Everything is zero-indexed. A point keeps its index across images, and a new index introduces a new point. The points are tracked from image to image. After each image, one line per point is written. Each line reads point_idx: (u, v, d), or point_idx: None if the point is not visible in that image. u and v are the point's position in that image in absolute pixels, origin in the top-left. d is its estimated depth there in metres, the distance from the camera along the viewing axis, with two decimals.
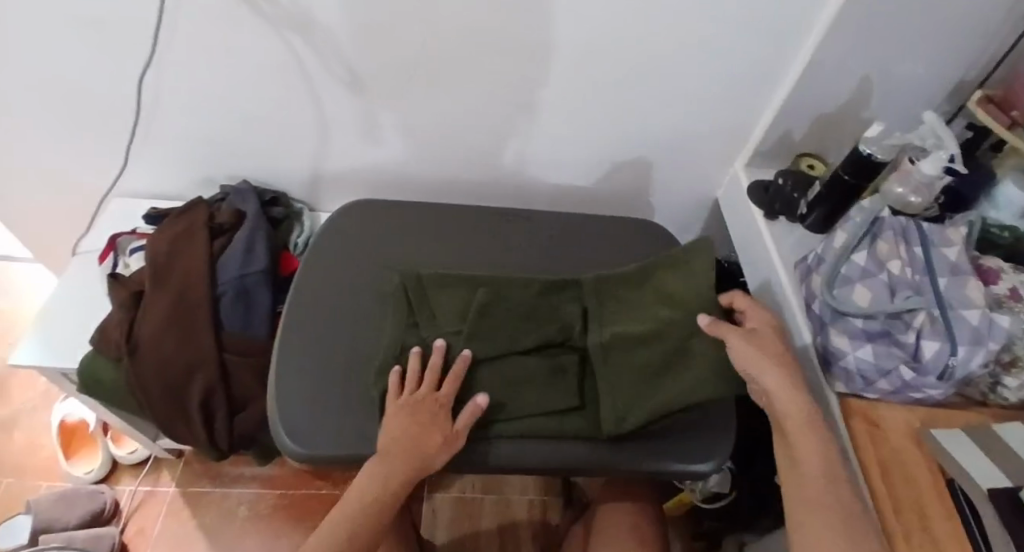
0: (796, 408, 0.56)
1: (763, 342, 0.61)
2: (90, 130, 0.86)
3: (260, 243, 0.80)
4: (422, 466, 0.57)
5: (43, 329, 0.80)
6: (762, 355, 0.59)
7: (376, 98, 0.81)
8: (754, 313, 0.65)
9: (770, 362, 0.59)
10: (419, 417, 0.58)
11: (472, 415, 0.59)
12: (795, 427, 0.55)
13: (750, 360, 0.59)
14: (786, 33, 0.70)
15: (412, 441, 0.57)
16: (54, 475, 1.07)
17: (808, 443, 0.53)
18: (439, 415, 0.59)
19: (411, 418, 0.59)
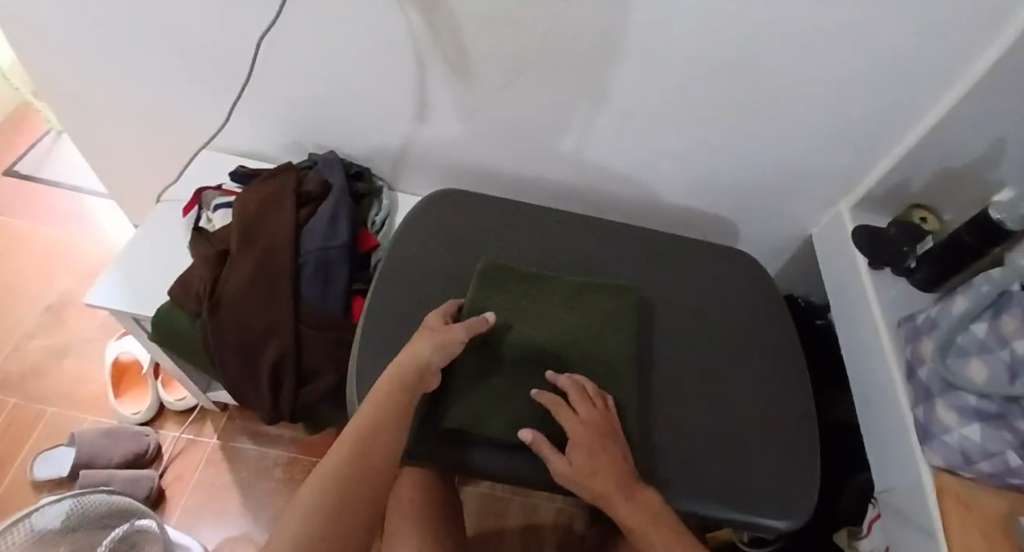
0: (632, 511, 0.52)
1: (595, 460, 0.54)
2: (193, 81, 0.86)
3: (344, 216, 0.79)
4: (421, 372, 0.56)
5: (126, 271, 0.81)
6: (591, 477, 0.54)
7: (483, 87, 0.78)
8: (582, 400, 0.58)
9: (591, 488, 0.54)
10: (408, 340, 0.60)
11: (473, 328, 0.60)
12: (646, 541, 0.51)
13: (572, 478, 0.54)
14: (930, 79, 0.66)
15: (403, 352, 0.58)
16: (101, 410, 1.09)
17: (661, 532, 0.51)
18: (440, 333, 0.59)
19: (415, 337, 0.60)
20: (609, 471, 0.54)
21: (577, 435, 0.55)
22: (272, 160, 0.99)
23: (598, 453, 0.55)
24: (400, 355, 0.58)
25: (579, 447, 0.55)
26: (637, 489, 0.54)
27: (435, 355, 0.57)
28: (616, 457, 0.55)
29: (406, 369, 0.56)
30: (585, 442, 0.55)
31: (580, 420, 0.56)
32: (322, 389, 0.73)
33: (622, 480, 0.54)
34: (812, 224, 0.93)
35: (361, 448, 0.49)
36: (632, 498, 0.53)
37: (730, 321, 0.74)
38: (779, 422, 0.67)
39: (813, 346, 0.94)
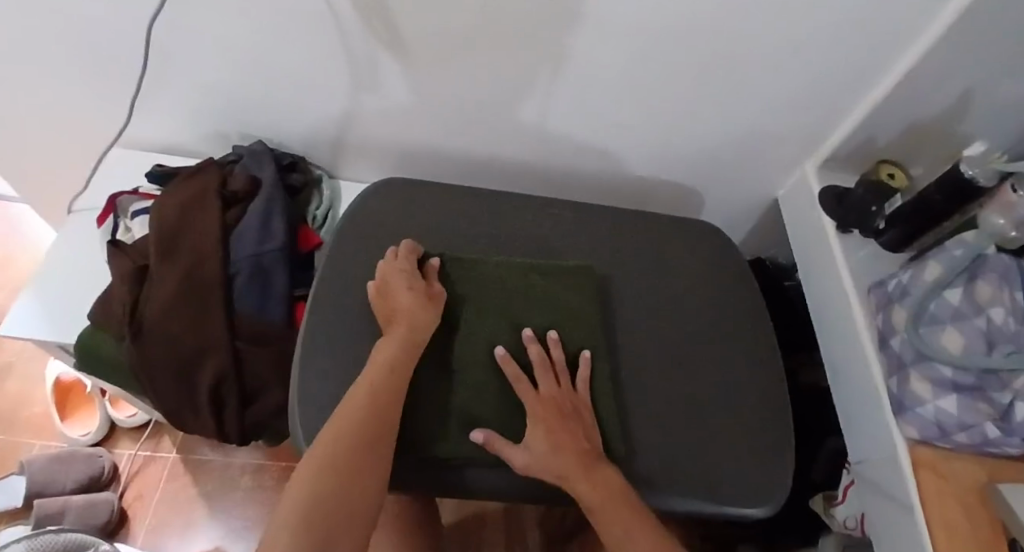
0: (597, 492, 0.51)
1: (556, 444, 0.53)
2: (90, 76, 0.76)
3: (277, 216, 0.72)
4: (414, 329, 0.55)
5: (39, 295, 0.74)
6: (549, 459, 0.52)
7: (418, 64, 0.71)
8: (544, 369, 0.57)
9: (548, 472, 0.52)
10: (381, 288, 0.59)
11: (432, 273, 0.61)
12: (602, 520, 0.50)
13: (533, 467, 0.52)
14: (898, 29, 0.61)
15: (385, 310, 0.57)
16: (48, 435, 1.02)
17: (621, 513, 0.50)
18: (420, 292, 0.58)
19: (393, 281, 0.58)
20: (568, 461, 0.52)
21: (536, 413, 0.54)
22: (198, 155, 0.91)
23: (556, 427, 0.54)
24: (394, 303, 0.57)
25: (539, 421, 0.54)
26: (598, 465, 0.53)
27: (427, 311, 0.57)
28: (579, 435, 0.54)
29: (405, 326, 0.55)
30: (544, 417, 0.54)
31: (540, 395, 0.56)
32: (273, 405, 0.69)
33: (583, 457, 0.52)
34: (776, 186, 0.89)
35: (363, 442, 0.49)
36: (592, 476, 0.51)
37: (698, 298, 0.71)
38: (751, 400, 0.65)
39: (782, 309, 0.92)
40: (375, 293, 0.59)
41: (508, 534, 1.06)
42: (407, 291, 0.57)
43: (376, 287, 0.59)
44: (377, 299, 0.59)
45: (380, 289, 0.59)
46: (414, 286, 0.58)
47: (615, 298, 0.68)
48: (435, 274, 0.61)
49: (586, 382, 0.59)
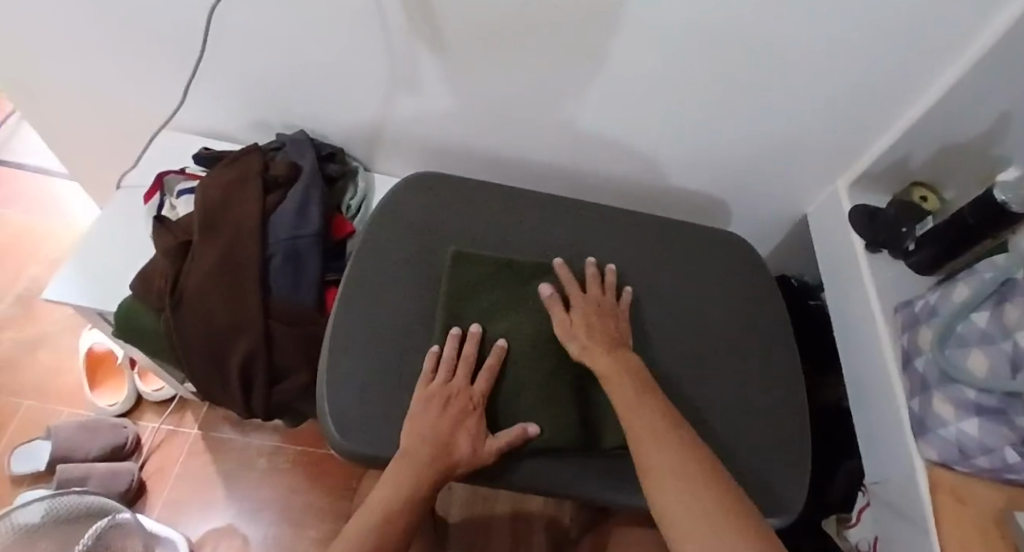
0: (628, 382, 0.56)
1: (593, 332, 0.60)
2: (147, 59, 0.80)
3: (314, 203, 0.75)
4: (449, 451, 0.53)
5: (86, 264, 0.77)
6: (590, 337, 0.60)
7: (459, 65, 0.73)
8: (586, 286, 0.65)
9: (575, 348, 0.60)
10: (451, 411, 0.55)
11: (490, 371, 0.59)
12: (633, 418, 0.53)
13: (565, 337, 0.61)
14: (936, 50, 0.62)
15: (448, 437, 0.54)
16: (78, 403, 1.06)
17: (653, 407, 0.53)
18: (470, 409, 0.56)
19: (437, 391, 0.56)
20: (597, 342, 0.59)
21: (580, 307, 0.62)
22: (242, 141, 0.94)
23: (592, 320, 0.61)
24: (433, 417, 0.54)
25: (580, 308, 0.62)
26: (622, 353, 0.59)
27: (470, 433, 0.55)
28: (611, 332, 0.61)
29: (440, 442, 0.53)
30: (583, 310, 0.62)
31: (581, 299, 0.63)
32: (299, 384, 0.71)
33: (618, 346, 0.60)
34: (805, 203, 0.89)
35: (411, 510, 0.50)
36: (613, 358, 0.58)
37: (722, 308, 0.71)
38: (769, 412, 0.66)
39: (804, 327, 0.92)
40: (441, 411, 0.55)
41: (515, 536, 1.06)
42: (482, 439, 0.55)
43: (443, 408, 0.55)
44: (443, 420, 0.54)
45: (449, 413, 0.55)
46: (484, 425, 0.56)
47: (639, 302, 0.69)
48: (496, 360, 0.59)
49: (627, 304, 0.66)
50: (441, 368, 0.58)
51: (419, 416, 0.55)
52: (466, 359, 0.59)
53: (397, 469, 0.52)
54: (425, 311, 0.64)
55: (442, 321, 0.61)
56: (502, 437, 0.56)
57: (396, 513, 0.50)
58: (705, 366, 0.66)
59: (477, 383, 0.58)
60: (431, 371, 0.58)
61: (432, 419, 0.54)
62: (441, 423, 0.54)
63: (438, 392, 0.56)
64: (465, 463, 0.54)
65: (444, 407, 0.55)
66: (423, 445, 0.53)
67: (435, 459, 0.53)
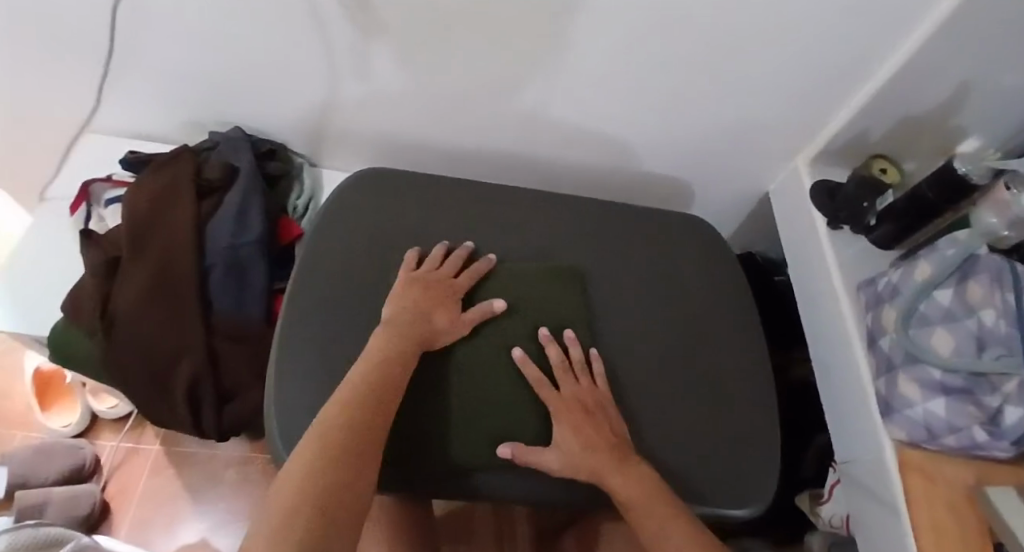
0: (637, 489, 0.51)
1: (587, 441, 0.54)
2: (57, 59, 0.73)
3: (255, 207, 0.70)
4: (429, 339, 0.55)
5: (10, 287, 0.71)
6: (586, 452, 0.53)
7: (399, 52, 0.68)
8: (564, 374, 0.58)
9: (581, 472, 0.53)
10: (433, 291, 0.58)
11: (480, 268, 0.63)
12: (644, 521, 0.50)
13: (566, 468, 0.53)
14: (896, 20, 0.59)
15: (427, 312, 0.57)
16: (28, 426, 1.00)
17: (666, 513, 0.50)
18: (451, 298, 0.59)
19: (412, 278, 0.59)
20: (598, 456, 0.53)
21: (560, 412, 0.55)
22: (176, 142, 0.88)
23: (584, 427, 0.55)
24: (409, 298, 0.57)
25: (567, 421, 0.55)
26: (629, 460, 0.53)
27: (445, 318, 0.57)
28: (608, 435, 0.55)
29: (410, 319, 0.55)
30: (569, 416, 0.55)
31: (563, 396, 0.57)
32: (253, 402, 0.67)
33: (617, 453, 0.53)
34: (769, 179, 0.87)
35: (382, 388, 0.49)
36: (625, 471, 0.52)
37: (686, 295, 0.69)
38: (737, 399, 0.64)
39: (771, 304, 0.91)
40: (421, 291, 0.58)
41: (496, 530, 1.04)
42: (458, 315, 0.58)
43: (426, 287, 0.59)
44: (425, 295, 0.58)
45: (430, 293, 0.58)
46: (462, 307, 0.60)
47: (600, 296, 0.67)
48: (462, 255, 0.63)
49: (604, 377, 0.60)
50: (424, 264, 0.62)
51: (401, 293, 0.58)
52: (442, 256, 0.63)
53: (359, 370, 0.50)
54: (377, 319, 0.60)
55: None
56: (474, 312, 0.59)
57: (373, 393, 0.48)
58: (672, 355, 0.65)
59: (460, 279, 0.61)
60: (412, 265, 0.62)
61: (414, 295, 0.57)
62: (423, 300, 0.57)
63: (420, 276, 0.60)
64: (443, 335, 0.56)
65: (424, 291, 0.58)
66: (405, 315, 0.56)
67: (406, 338, 0.54)
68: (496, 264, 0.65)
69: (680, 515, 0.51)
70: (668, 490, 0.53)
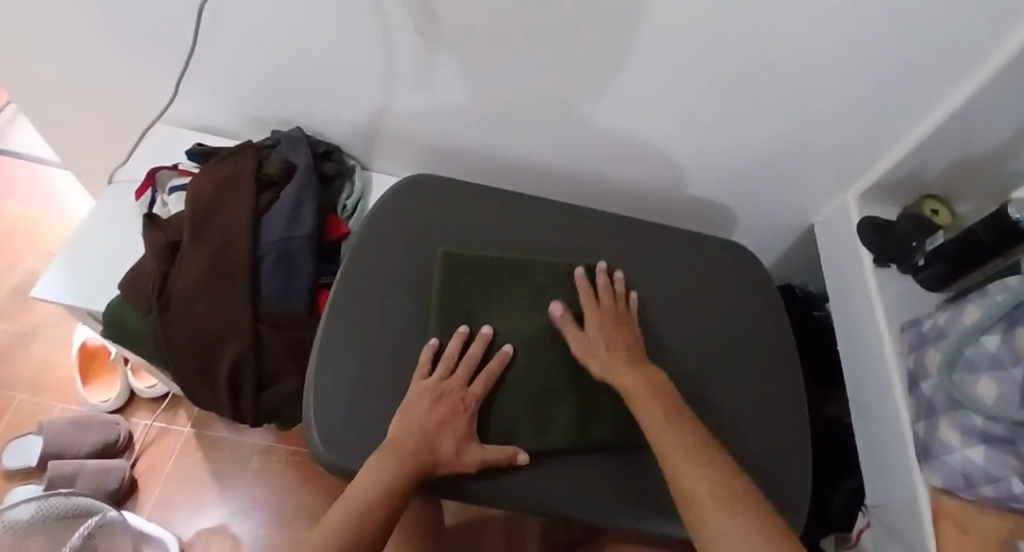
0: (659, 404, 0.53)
1: (611, 338, 0.60)
2: (139, 51, 0.78)
3: (308, 203, 0.73)
4: (431, 463, 0.52)
5: (73, 262, 0.76)
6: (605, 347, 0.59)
7: (456, 63, 0.71)
8: (605, 295, 0.64)
9: (596, 354, 0.58)
10: (443, 408, 0.54)
11: (500, 363, 0.58)
12: (662, 442, 0.50)
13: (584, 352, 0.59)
14: (953, 58, 0.59)
15: (433, 435, 0.52)
16: (70, 398, 1.05)
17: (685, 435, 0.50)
18: (464, 414, 0.55)
19: (424, 387, 0.55)
20: (619, 349, 0.58)
21: (596, 318, 0.61)
22: (237, 137, 0.92)
23: (611, 325, 0.61)
24: (415, 416, 0.53)
25: (597, 360, 0.58)
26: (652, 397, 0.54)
27: (450, 444, 0.53)
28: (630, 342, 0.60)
29: (413, 445, 0.51)
30: (599, 316, 0.61)
31: (601, 309, 0.62)
32: (287, 391, 0.69)
33: (638, 366, 0.57)
34: (813, 213, 0.87)
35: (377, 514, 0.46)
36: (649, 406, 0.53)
37: (723, 319, 0.69)
38: (768, 429, 0.64)
39: (806, 339, 0.90)
40: (432, 406, 0.54)
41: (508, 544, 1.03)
42: (467, 443, 0.54)
43: (434, 403, 0.54)
44: (432, 414, 0.53)
45: (440, 409, 0.54)
46: (472, 429, 0.55)
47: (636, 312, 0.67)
48: (503, 363, 0.58)
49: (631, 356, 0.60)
50: (440, 364, 0.57)
51: (411, 407, 0.54)
52: (467, 355, 0.58)
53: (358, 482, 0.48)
54: (417, 319, 0.62)
55: (437, 331, 0.60)
56: (491, 450, 0.54)
57: (365, 512, 0.46)
58: (707, 383, 0.65)
59: (475, 385, 0.57)
60: (428, 365, 0.58)
61: (423, 413, 0.53)
62: (427, 419, 0.53)
63: (432, 388, 0.55)
64: (447, 464, 0.53)
65: (432, 406, 0.54)
66: (407, 438, 0.52)
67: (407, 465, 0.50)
68: (537, 272, 0.65)
69: (699, 438, 0.50)
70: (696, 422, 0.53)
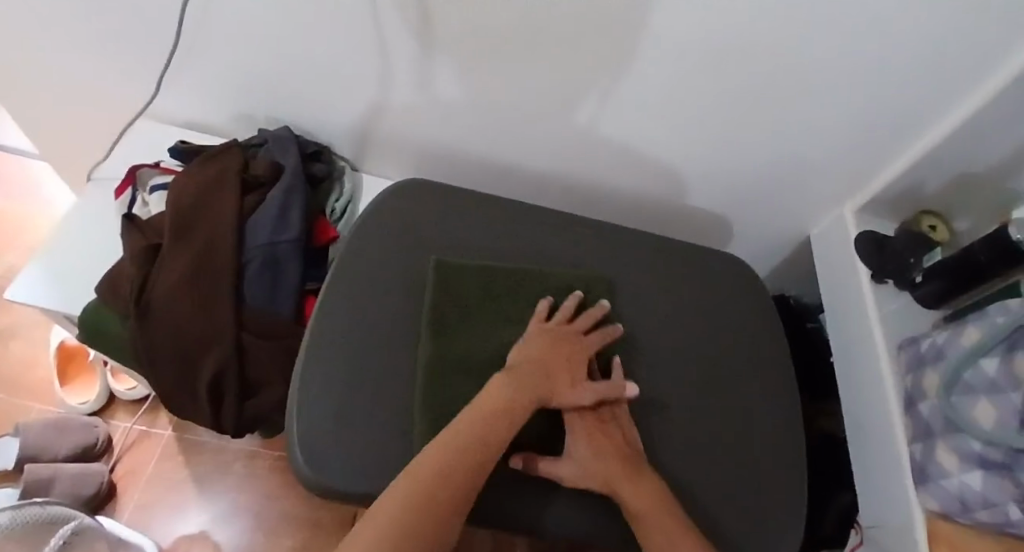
0: (638, 493, 0.50)
1: (572, 368, 0.56)
2: (122, 44, 0.75)
3: (296, 206, 0.71)
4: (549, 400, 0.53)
5: (49, 263, 0.73)
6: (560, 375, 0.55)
7: (452, 66, 0.69)
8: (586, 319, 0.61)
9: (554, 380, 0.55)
10: (561, 349, 0.57)
11: (597, 316, 0.61)
12: (645, 531, 0.49)
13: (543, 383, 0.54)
14: (959, 75, 0.58)
15: (551, 372, 0.55)
16: (47, 399, 1.02)
17: (672, 524, 0.49)
18: (578, 358, 0.57)
19: (539, 333, 0.58)
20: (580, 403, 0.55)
21: (560, 345, 0.57)
22: (224, 135, 0.90)
23: (569, 353, 0.57)
24: (532, 354, 0.56)
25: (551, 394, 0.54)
26: (638, 469, 0.52)
27: (565, 384, 0.55)
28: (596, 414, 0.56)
29: (531, 380, 0.53)
30: (560, 346, 0.57)
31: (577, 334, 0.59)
32: (273, 399, 0.67)
33: (611, 441, 0.54)
34: (810, 224, 0.86)
35: (483, 449, 0.47)
36: (635, 482, 0.51)
37: (719, 332, 0.68)
38: (763, 447, 0.63)
39: (800, 351, 0.89)
40: (551, 348, 0.56)
41: None
42: (581, 382, 0.56)
43: (553, 343, 0.57)
44: (553, 353, 0.56)
45: (559, 351, 0.56)
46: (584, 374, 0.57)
47: (632, 325, 0.66)
48: (601, 314, 0.61)
49: (620, 385, 0.59)
50: (555, 315, 0.60)
51: (531, 346, 0.57)
52: (572, 312, 0.61)
53: (427, 453, 0.46)
54: (407, 330, 0.60)
55: (427, 343, 0.58)
56: (603, 385, 0.55)
57: (434, 480, 0.43)
58: (703, 399, 0.63)
59: (590, 336, 0.59)
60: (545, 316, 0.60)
61: (541, 349, 0.56)
62: (549, 357, 0.55)
63: (552, 332, 0.58)
64: (561, 399, 0.54)
65: (551, 347, 0.56)
66: (530, 370, 0.54)
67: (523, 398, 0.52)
68: (531, 282, 0.64)
69: (683, 523, 0.49)
70: (673, 498, 0.52)
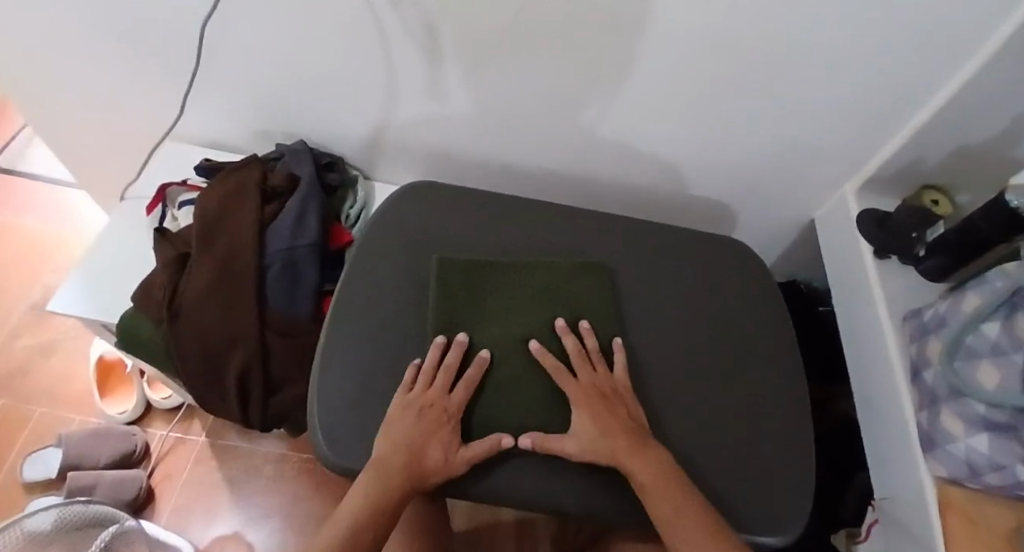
0: (648, 473, 0.53)
1: (445, 440, 0.55)
2: (148, 71, 0.81)
3: (312, 212, 0.75)
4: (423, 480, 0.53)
5: (87, 276, 0.78)
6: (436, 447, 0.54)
7: (453, 72, 0.72)
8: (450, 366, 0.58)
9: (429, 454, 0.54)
10: (426, 421, 0.55)
11: (476, 371, 0.58)
12: (655, 508, 0.51)
13: (430, 458, 0.54)
14: (946, 48, 0.60)
15: (417, 448, 0.53)
16: (88, 410, 1.07)
17: (680, 499, 0.51)
18: (449, 426, 0.56)
19: (399, 407, 0.56)
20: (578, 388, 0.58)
21: (427, 415, 0.55)
22: (244, 151, 0.95)
23: (441, 420, 0.55)
24: (396, 434, 0.54)
25: (435, 474, 0.54)
26: (646, 446, 0.55)
27: (438, 455, 0.54)
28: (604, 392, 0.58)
29: (398, 464, 0.53)
30: (438, 421, 0.55)
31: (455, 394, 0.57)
32: (296, 395, 0.71)
33: (619, 419, 0.56)
34: (814, 208, 0.87)
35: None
36: (642, 455, 0.54)
37: (723, 314, 0.70)
38: (770, 424, 0.64)
39: (811, 335, 0.90)
40: (415, 420, 0.55)
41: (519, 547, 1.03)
42: (455, 445, 0.55)
43: (416, 416, 0.55)
44: (416, 428, 0.54)
45: (424, 422, 0.55)
46: (456, 434, 0.56)
47: (636, 310, 0.68)
48: (458, 352, 0.59)
49: (623, 367, 0.61)
50: (420, 376, 0.58)
51: (394, 425, 0.55)
52: (433, 369, 0.58)
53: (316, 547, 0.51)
54: (418, 321, 0.63)
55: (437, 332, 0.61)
56: (476, 446, 0.55)
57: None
58: (708, 379, 0.65)
59: (455, 393, 0.57)
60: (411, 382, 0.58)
61: (408, 426, 0.54)
62: (413, 437, 0.54)
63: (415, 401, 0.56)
64: (437, 472, 0.54)
65: (416, 421, 0.55)
66: (395, 455, 0.53)
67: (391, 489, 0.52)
68: (535, 271, 0.66)
69: (689, 496, 0.52)
70: (680, 469, 0.55)
